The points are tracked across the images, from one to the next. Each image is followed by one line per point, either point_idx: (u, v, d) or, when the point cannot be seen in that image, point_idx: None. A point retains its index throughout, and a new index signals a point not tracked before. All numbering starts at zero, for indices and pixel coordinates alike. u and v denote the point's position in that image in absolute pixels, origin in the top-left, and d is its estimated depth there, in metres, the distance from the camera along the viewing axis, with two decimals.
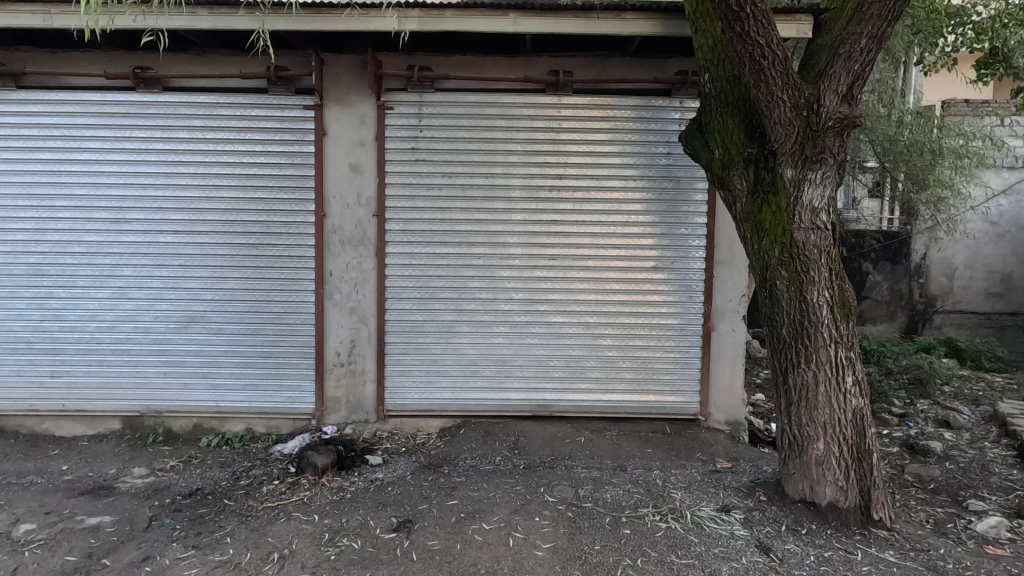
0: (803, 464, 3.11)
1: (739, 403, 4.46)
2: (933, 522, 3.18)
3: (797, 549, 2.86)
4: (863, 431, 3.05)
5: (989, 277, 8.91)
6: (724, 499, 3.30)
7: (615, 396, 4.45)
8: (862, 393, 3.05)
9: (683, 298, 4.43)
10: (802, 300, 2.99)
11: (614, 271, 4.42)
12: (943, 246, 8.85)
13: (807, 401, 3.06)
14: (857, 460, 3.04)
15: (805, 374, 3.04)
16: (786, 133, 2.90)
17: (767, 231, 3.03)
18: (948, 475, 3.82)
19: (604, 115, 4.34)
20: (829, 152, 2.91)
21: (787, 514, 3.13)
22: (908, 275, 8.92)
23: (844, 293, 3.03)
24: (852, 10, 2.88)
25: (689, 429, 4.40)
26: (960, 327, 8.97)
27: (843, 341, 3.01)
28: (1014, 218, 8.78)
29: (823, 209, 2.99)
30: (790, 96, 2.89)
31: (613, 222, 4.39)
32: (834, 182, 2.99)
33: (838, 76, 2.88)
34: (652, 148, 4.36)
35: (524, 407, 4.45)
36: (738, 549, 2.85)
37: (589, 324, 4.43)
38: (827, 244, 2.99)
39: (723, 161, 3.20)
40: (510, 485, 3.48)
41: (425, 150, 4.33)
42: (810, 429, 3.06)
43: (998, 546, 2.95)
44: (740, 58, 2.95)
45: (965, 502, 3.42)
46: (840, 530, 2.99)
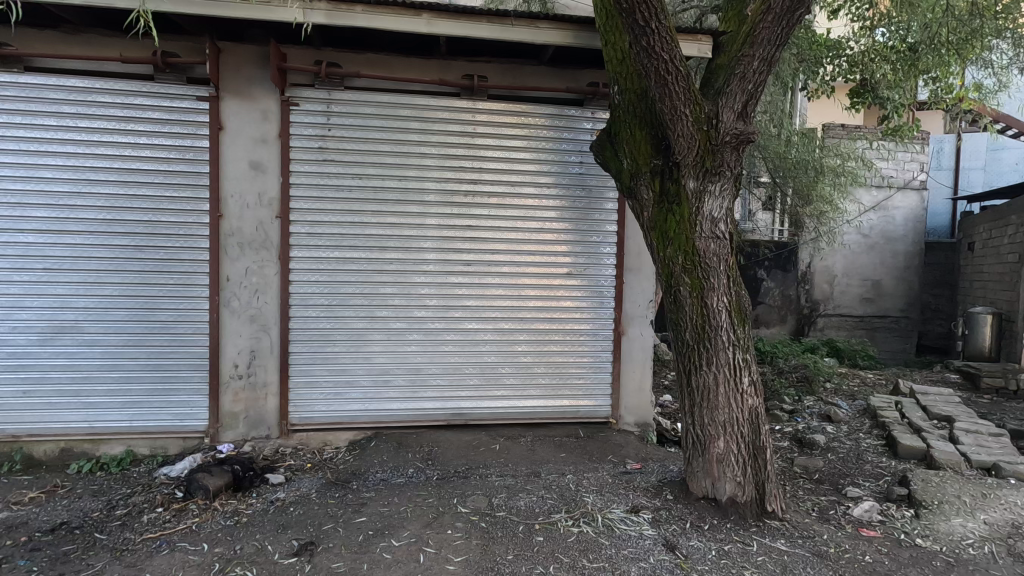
0: (706, 463, 3.26)
1: (648, 405, 4.63)
2: (818, 510, 3.46)
3: (700, 544, 2.97)
4: (759, 428, 3.24)
5: (862, 284, 9.93)
6: (634, 500, 3.40)
7: (531, 401, 4.47)
8: (757, 392, 3.24)
9: (595, 303, 4.53)
10: (703, 306, 3.15)
11: (529, 278, 4.44)
12: (825, 255, 9.77)
13: (708, 402, 3.21)
14: (753, 457, 3.22)
15: (706, 376, 3.20)
16: (689, 146, 3.04)
17: (671, 239, 3.18)
18: (830, 465, 4.19)
19: (519, 122, 4.37)
20: (726, 165, 3.09)
21: (691, 511, 3.26)
22: (796, 282, 9.75)
23: (741, 299, 3.22)
24: (746, 33, 3.08)
25: (601, 432, 4.50)
26: (839, 329, 9.93)
27: (740, 344, 3.19)
28: (881, 231, 9.89)
29: (722, 219, 3.16)
30: (692, 110, 3.04)
31: (528, 228, 4.42)
32: (732, 194, 3.17)
33: (734, 94, 3.06)
34: (565, 156, 4.45)
35: (439, 416, 4.35)
36: (646, 549, 2.92)
37: (505, 330, 4.42)
38: (725, 253, 3.16)
39: (631, 171, 3.34)
40: (422, 498, 3.37)
41: (333, 150, 4.13)
42: (712, 428, 3.22)
43: (871, 528, 3.25)
44: (646, 72, 3.07)
45: (844, 489, 3.75)
46: (737, 524, 3.16)
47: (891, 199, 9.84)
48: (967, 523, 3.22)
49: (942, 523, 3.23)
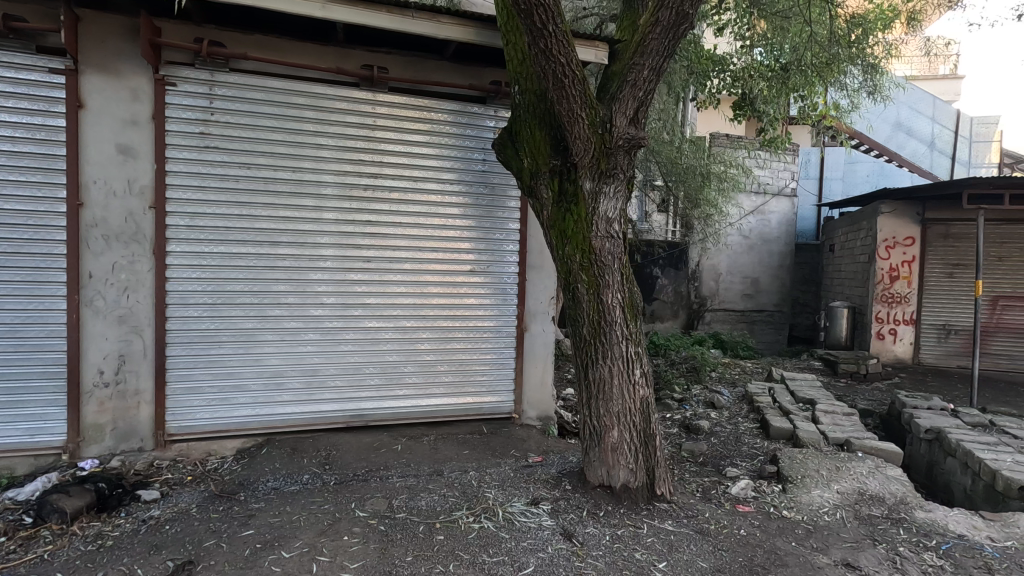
0: (601, 452, 3.41)
1: (549, 399, 4.76)
2: (702, 490, 3.74)
3: (596, 531, 3.10)
4: (649, 417, 3.42)
5: (743, 281, 10.87)
6: (534, 493, 3.48)
7: (434, 400, 4.43)
8: (647, 383, 3.43)
9: (498, 300, 4.58)
10: (599, 302, 3.28)
11: (431, 274, 4.39)
12: (712, 255, 10.59)
13: (604, 394, 3.36)
14: (644, 444, 3.41)
15: (602, 369, 3.34)
16: (584, 148, 3.16)
17: (568, 237, 3.29)
18: (713, 448, 4.55)
19: (421, 117, 4.30)
20: (620, 168, 3.24)
21: (588, 500, 3.40)
22: (687, 279, 10.48)
23: (633, 295, 3.38)
24: (637, 43, 3.24)
25: (504, 427, 4.55)
26: (724, 322, 10.81)
27: (632, 337, 3.35)
28: (759, 233, 10.88)
29: (616, 219, 3.30)
30: (587, 113, 3.16)
31: (431, 224, 4.36)
32: (625, 196, 3.33)
33: (626, 100, 3.21)
34: (468, 153, 4.45)
35: (338, 418, 4.19)
36: (544, 539, 2.99)
37: (408, 328, 4.34)
38: (619, 251, 3.31)
39: (531, 170, 3.43)
40: (318, 505, 3.22)
41: (217, 137, 3.81)
42: (606, 419, 3.37)
43: (746, 504, 3.56)
44: (543, 74, 3.14)
45: (724, 469, 4.09)
46: (630, 508, 3.33)
47: (767, 204, 10.85)
48: (823, 493, 3.63)
49: (804, 495, 3.61)
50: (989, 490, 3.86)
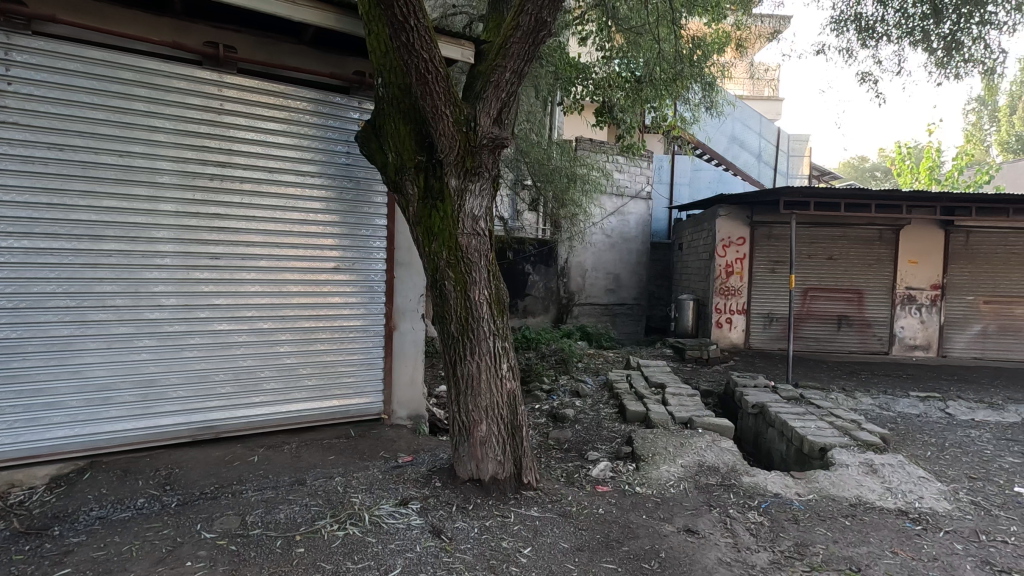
0: (471, 447, 3.45)
1: (420, 398, 4.71)
2: (566, 475, 3.96)
3: (464, 525, 3.13)
4: (516, 409, 3.53)
5: (606, 277, 11.65)
6: (403, 493, 3.44)
7: (296, 405, 4.18)
8: (514, 376, 3.53)
9: (366, 299, 4.44)
10: (466, 298, 3.31)
11: (292, 272, 4.12)
12: (578, 252, 11.21)
13: (472, 389, 3.40)
14: (512, 435, 3.51)
15: (470, 365, 3.38)
16: (450, 145, 3.18)
17: (435, 234, 3.28)
18: (577, 435, 4.83)
19: (276, 103, 4.01)
20: (485, 167, 3.29)
21: (457, 495, 3.44)
22: (557, 275, 10.98)
23: (499, 291, 3.46)
24: (500, 45, 3.32)
25: (373, 429, 4.42)
26: (590, 316, 11.51)
27: (499, 333, 3.43)
28: (620, 232, 11.73)
29: (482, 217, 3.35)
30: (451, 111, 3.18)
31: (290, 219, 4.10)
32: (490, 194, 3.39)
33: (490, 101, 3.27)
34: (331, 145, 4.25)
35: (182, 432, 3.78)
36: (413, 538, 2.97)
37: (265, 330, 4.03)
38: (485, 249, 3.36)
39: (396, 165, 3.38)
40: (155, 531, 2.88)
41: (18, 112, 3.24)
42: (475, 413, 3.42)
43: (605, 484, 3.84)
44: (406, 68, 3.12)
45: (586, 454, 4.36)
46: (498, 499, 3.42)
47: (626, 206, 11.73)
48: (670, 468, 4.02)
49: (654, 472, 3.97)
50: (798, 453, 4.54)
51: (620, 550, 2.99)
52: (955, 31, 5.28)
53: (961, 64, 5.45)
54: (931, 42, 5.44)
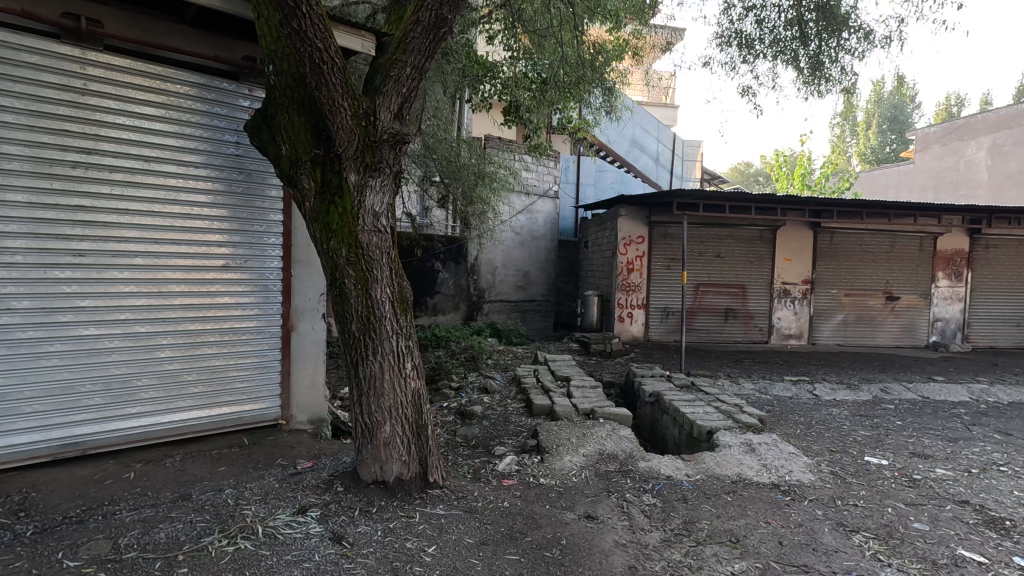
0: (374, 448, 3.38)
1: (321, 400, 4.53)
2: (473, 472, 3.99)
3: (367, 529, 3.06)
4: (421, 408, 3.50)
5: (516, 274, 11.84)
6: (301, 501, 3.29)
7: (180, 414, 3.87)
8: (419, 375, 3.50)
9: (260, 299, 4.20)
10: (368, 297, 3.22)
11: (174, 271, 3.80)
12: (488, 250, 11.30)
13: (375, 390, 3.33)
14: (417, 435, 3.48)
15: (373, 365, 3.30)
16: (348, 139, 3.07)
17: (333, 231, 3.16)
18: (484, 431, 4.88)
19: (152, 86, 3.68)
20: (386, 163, 3.23)
21: (360, 498, 3.35)
22: (467, 273, 11.00)
23: (403, 290, 3.41)
24: (400, 39, 3.26)
25: (269, 436, 4.20)
26: (500, 312, 11.64)
27: (403, 332, 3.38)
28: (529, 230, 11.95)
29: (383, 213, 3.28)
30: (350, 104, 3.08)
31: (171, 213, 3.77)
32: (392, 190, 3.33)
33: (390, 95, 3.20)
34: (218, 134, 3.97)
35: (40, 451, 3.37)
36: (311, 547, 2.85)
37: (142, 334, 3.68)
38: (387, 246, 3.30)
39: (290, 158, 3.22)
40: (4, 565, 2.54)
41: None
42: (379, 414, 3.34)
43: (511, 478, 3.91)
44: (299, 56, 3.01)
45: (493, 449, 4.42)
46: (403, 500, 3.37)
47: (535, 204, 11.97)
48: (573, 458, 4.18)
49: (558, 462, 4.10)
50: (688, 437, 4.89)
51: (524, 541, 3.07)
52: (818, 52, 5.90)
53: (823, 82, 6.10)
54: (800, 61, 6.04)
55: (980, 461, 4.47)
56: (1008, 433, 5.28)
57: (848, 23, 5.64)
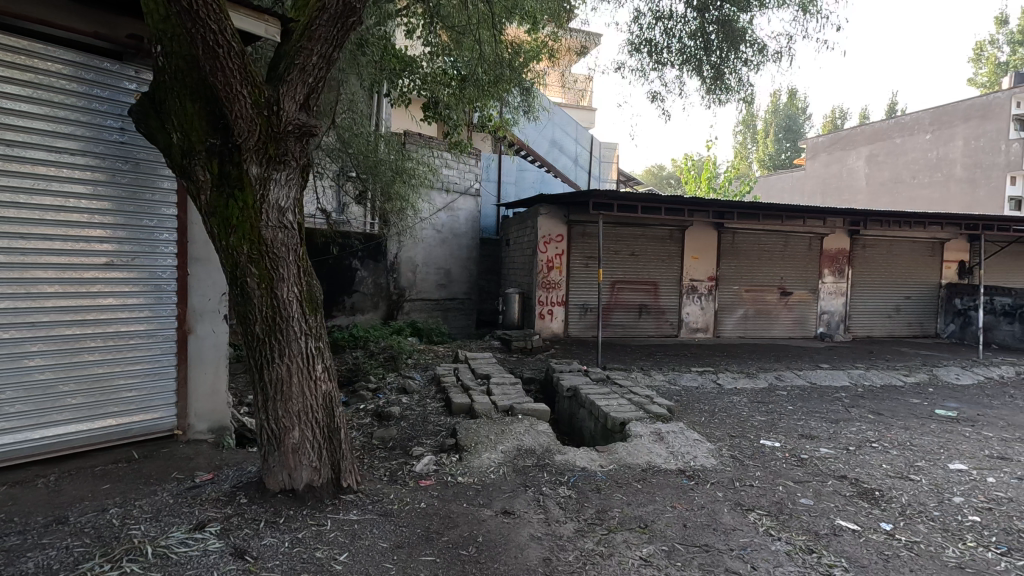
0: (282, 456, 3.22)
1: (223, 407, 4.25)
2: (389, 474, 3.90)
3: (272, 541, 2.89)
4: (332, 411, 3.37)
5: (438, 272, 11.72)
6: (199, 516, 3.07)
7: (56, 429, 3.48)
8: (330, 378, 3.36)
9: (152, 300, 3.87)
10: (273, 297, 3.05)
11: (44, 269, 3.40)
12: (409, 247, 11.11)
13: (281, 394, 3.16)
14: (328, 440, 3.34)
15: (279, 369, 3.13)
16: (248, 129, 2.89)
17: (233, 226, 2.96)
18: (402, 432, 4.79)
19: (16, 62, 3.30)
20: (291, 155, 3.08)
21: (266, 509, 3.17)
22: (387, 271, 10.74)
23: (312, 289, 3.27)
24: (304, 26, 3.11)
25: (162, 448, 3.89)
26: (421, 311, 11.49)
27: (312, 332, 3.24)
28: (450, 228, 11.87)
29: (289, 209, 3.13)
30: (249, 92, 2.91)
31: (42, 206, 3.39)
32: (298, 184, 3.18)
33: (295, 84, 3.05)
34: (99, 119, 3.62)
35: None
36: (209, 565, 2.66)
37: (6, 341, 3.27)
38: (294, 243, 3.15)
39: (183, 148, 2.99)
40: None
41: None
42: (286, 420, 3.18)
43: (428, 478, 3.86)
44: (191, 38, 2.80)
45: (411, 450, 4.35)
46: (314, 508, 3.23)
47: (456, 202, 11.91)
48: (491, 455, 4.19)
49: (476, 460, 4.10)
50: (603, 429, 5.06)
51: (439, 541, 3.04)
52: (720, 63, 6.29)
53: (723, 92, 6.50)
54: (704, 70, 6.40)
55: (856, 439, 4.97)
56: (880, 413, 5.91)
57: (744, 36, 6.05)
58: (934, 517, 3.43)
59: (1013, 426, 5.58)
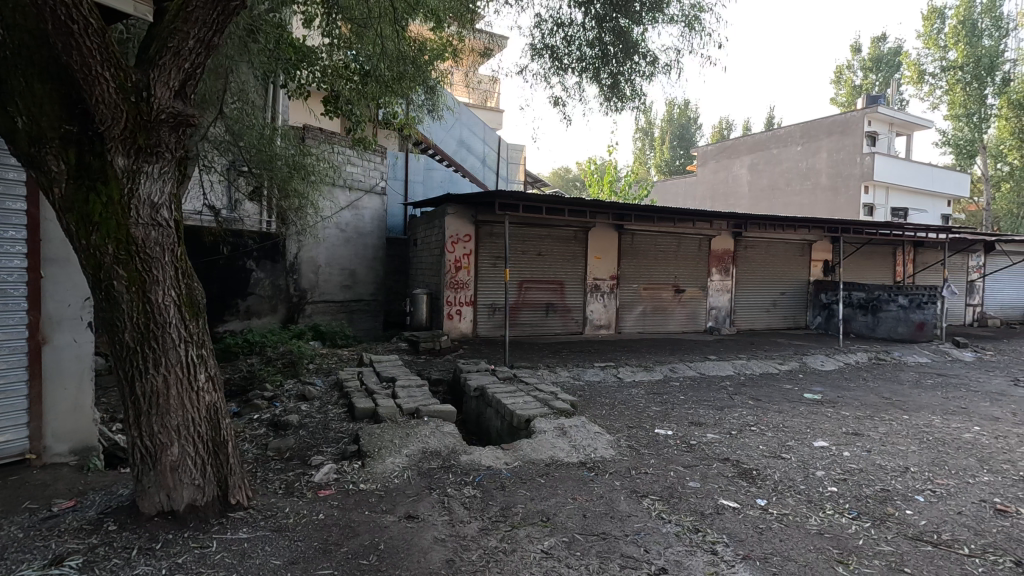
0: (158, 475, 2.94)
1: (88, 425, 3.86)
2: (285, 486, 3.70)
3: (146, 569, 2.63)
4: (218, 424, 3.13)
5: (342, 273, 11.28)
6: (58, 550, 2.73)
7: None
8: (215, 388, 3.13)
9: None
10: (145, 302, 2.77)
11: None
12: (310, 247, 10.60)
13: (158, 408, 2.88)
14: (213, 454, 3.11)
15: (154, 381, 2.85)
16: (112, 116, 2.62)
17: (95, 223, 2.65)
18: (300, 441, 4.56)
19: None
20: (164, 146, 2.82)
21: (140, 535, 2.88)
22: (286, 272, 10.18)
23: (192, 292, 3.02)
24: (179, 7, 2.86)
25: (12, 475, 3.43)
26: (324, 313, 11.00)
27: (193, 339, 2.99)
28: (355, 227, 11.46)
29: (163, 205, 2.86)
30: (113, 75, 2.64)
31: None
32: (173, 179, 2.92)
33: (168, 69, 2.80)
34: None
35: None
36: None
37: None
38: (171, 243, 2.89)
39: (30, 134, 2.63)
40: None
41: None
42: (162, 436, 2.91)
43: (327, 488, 3.70)
44: (39, 11, 2.48)
45: (309, 459, 4.15)
46: (197, 529, 2.98)
47: (361, 200, 11.52)
48: (395, 459, 4.10)
49: (379, 465, 3.98)
50: (509, 427, 5.12)
51: (337, 552, 2.91)
52: (616, 72, 6.61)
53: (620, 100, 6.83)
54: (602, 78, 6.69)
55: (738, 424, 5.42)
56: (758, 399, 6.50)
57: (638, 49, 6.41)
58: (801, 490, 3.82)
59: (864, 405, 6.35)
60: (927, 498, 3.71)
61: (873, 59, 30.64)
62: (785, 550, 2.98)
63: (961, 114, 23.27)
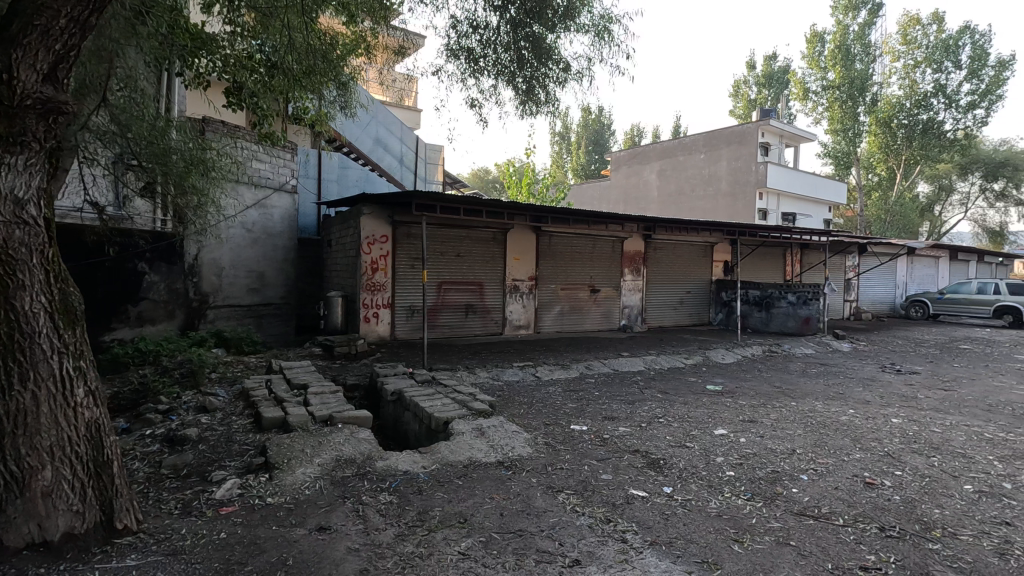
0: (27, 503, 2.61)
1: None
2: (181, 506, 3.42)
3: None
4: (100, 443, 2.87)
5: (248, 275, 10.64)
6: None
7: None
8: (95, 403, 2.86)
9: None
10: (9, 310, 2.48)
11: None
12: (211, 248, 9.91)
13: (26, 427, 2.57)
14: (95, 476, 2.83)
15: (21, 398, 2.55)
16: None
17: None
18: (199, 456, 4.24)
19: None
20: (31, 135, 2.55)
21: None
22: (183, 275, 9.44)
23: (66, 299, 2.76)
24: None
25: None
26: (228, 319, 10.31)
27: (69, 350, 2.72)
28: (262, 227, 10.84)
29: (30, 201, 2.57)
30: None
31: None
32: (43, 173, 2.65)
33: (34, 50, 2.51)
34: None
35: None
36: None
37: None
38: (41, 243, 2.62)
39: None
40: None
41: None
42: (32, 458, 2.60)
43: (229, 505, 3.47)
44: None
45: (210, 475, 3.87)
46: (75, 561, 2.67)
47: (269, 198, 10.91)
48: (306, 469, 3.92)
49: (288, 477, 3.79)
50: (427, 430, 5.06)
51: (241, 572, 2.74)
52: (530, 78, 6.73)
53: (535, 104, 6.96)
54: (517, 82, 6.78)
55: (647, 416, 5.70)
56: (666, 392, 6.87)
57: (551, 56, 6.58)
58: (703, 476, 4.08)
59: (758, 395, 6.90)
60: (809, 476, 4.09)
61: (766, 76, 33.33)
62: (688, 534, 3.17)
63: (840, 129, 25.93)
